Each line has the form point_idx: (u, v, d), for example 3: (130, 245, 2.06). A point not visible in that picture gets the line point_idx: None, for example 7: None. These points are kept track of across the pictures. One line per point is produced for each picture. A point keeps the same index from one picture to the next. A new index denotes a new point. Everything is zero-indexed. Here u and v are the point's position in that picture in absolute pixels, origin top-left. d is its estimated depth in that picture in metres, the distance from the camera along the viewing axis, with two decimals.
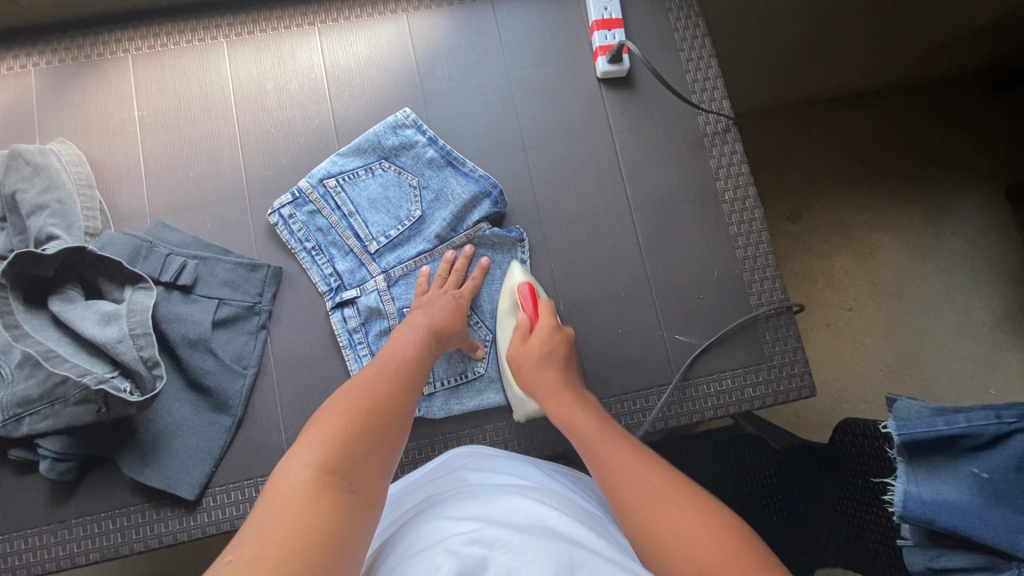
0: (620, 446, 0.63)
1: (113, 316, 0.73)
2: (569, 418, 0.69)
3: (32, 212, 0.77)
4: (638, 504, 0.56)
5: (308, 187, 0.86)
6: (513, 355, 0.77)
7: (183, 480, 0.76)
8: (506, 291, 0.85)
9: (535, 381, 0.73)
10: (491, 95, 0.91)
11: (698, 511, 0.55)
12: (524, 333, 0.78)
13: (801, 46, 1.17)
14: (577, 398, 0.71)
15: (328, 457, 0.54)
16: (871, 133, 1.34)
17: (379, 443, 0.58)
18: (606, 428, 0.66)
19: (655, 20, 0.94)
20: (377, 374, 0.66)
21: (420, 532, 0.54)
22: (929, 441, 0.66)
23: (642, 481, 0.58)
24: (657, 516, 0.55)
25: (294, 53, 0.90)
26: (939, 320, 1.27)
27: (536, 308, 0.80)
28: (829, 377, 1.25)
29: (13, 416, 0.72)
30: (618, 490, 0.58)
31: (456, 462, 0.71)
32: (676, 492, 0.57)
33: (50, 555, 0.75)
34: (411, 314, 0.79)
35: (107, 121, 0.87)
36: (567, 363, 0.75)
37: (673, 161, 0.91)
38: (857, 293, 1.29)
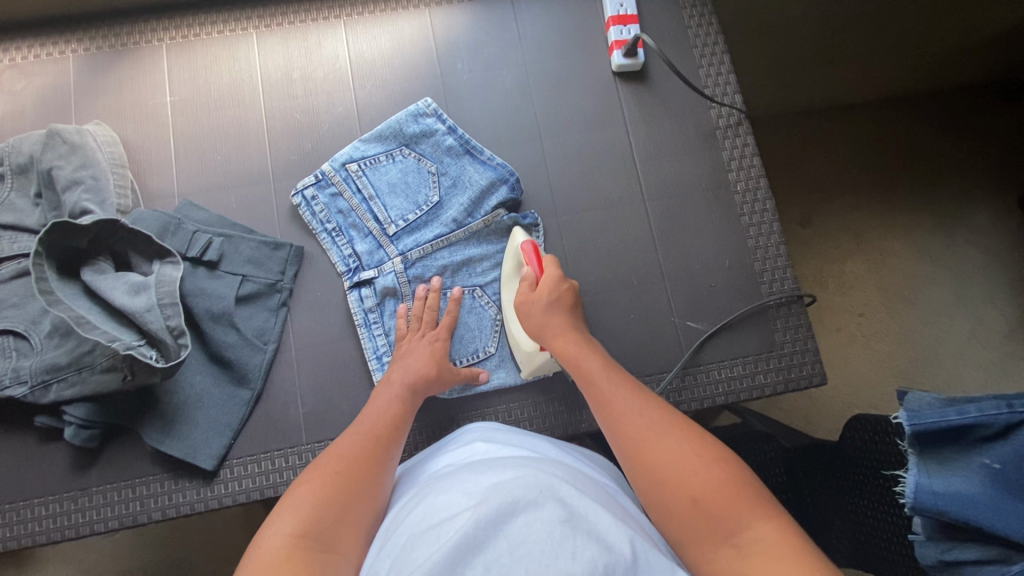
0: (624, 388, 0.66)
1: (142, 286, 0.76)
2: (576, 356, 0.72)
3: (68, 188, 0.80)
4: (644, 445, 0.59)
5: (331, 171, 0.89)
6: (520, 303, 0.78)
7: (202, 451, 0.78)
8: (512, 252, 0.85)
9: (542, 327, 0.76)
10: (509, 87, 0.94)
11: (704, 449, 0.57)
12: (530, 284, 0.79)
13: (813, 50, 1.20)
14: (585, 341, 0.74)
15: (302, 521, 0.54)
16: (881, 137, 1.35)
17: (356, 501, 0.58)
18: (610, 370, 0.69)
19: (670, 17, 0.97)
20: (359, 434, 0.66)
21: (432, 494, 0.54)
22: (941, 431, 0.66)
23: (647, 426, 0.60)
24: (663, 459, 0.57)
25: (320, 44, 0.94)
26: (950, 323, 1.28)
27: (541, 262, 0.80)
28: (839, 377, 1.25)
29: (42, 382, 0.75)
30: (624, 432, 0.61)
31: (466, 436, 0.72)
32: (682, 434, 0.59)
33: (71, 521, 0.77)
34: (391, 366, 0.77)
35: (140, 106, 0.90)
36: (573, 309, 0.77)
37: (685, 153, 0.93)
38: (868, 298, 1.29)
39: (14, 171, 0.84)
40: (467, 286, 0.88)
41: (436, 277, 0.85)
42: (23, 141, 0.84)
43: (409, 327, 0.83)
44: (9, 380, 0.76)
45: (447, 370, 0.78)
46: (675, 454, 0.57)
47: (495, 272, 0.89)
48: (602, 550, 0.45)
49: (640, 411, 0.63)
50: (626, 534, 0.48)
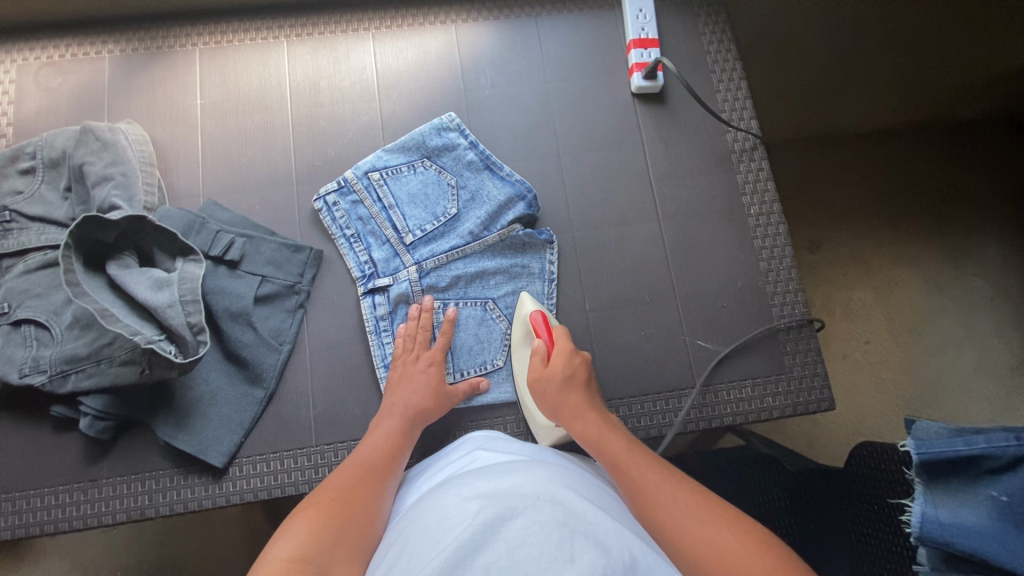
0: (652, 468, 0.65)
1: (165, 282, 0.77)
2: (598, 439, 0.70)
3: (98, 183, 0.82)
4: (685, 533, 0.56)
5: (353, 178, 0.90)
6: (535, 379, 0.77)
7: (213, 447, 0.79)
8: (518, 320, 0.86)
9: (559, 405, 0.74)
10: (530, 103, 0.96)
11: (746, 534, 0.56)
12: (542, 358, 0.78)
13: (827, 77, 1.23)
14: (604, 421, 0.72)
15: (300, 545, 0.53)
16: (893, 167, 1.37)
17: (354, 527, 0.57)
18: (634, 451, 0.68)
19: (690, 42, 1.00)
20: (358, 467, 0.67)
21: (433, 500, 0.55)
22: (948, 461, 0.66)
23: (683, 513, 0.58)
24: (707, 548, 0.55)
25: (348, 54, 0.96)
26: (957, 355, 1.28)
27: (551, 333, 0.80)
28: (844, 406, 1.25)
29: (61, 372, 0.76)
30: (662, 519, 0.58)
31: (466, 445, 0.72)
32: (719, 520, 0.57)
33: (79, 512, 0.78)
34: (388, 398, 0.78)
35: (171, 107, 0.93)
36: (588, 384, 0.77)
37: (701, 175, 0.95)
38: (875, 327, 1.30)
39: (45, 165, 0.86)
40: (479, 298, 0.89)
41: (428, 297, 0.86)
42: (56, 136, 0.87)
43: (412, 345, 0.83)
44: (28, 368, 0.77)
45: (444, 398, 0.79)
46: (719, 541, 0.55)
47: (507, 285, 0.90)
48: (600, 554, 0.45)
49: (674, 495, 0.61)
50: (624, 539, 0.48)
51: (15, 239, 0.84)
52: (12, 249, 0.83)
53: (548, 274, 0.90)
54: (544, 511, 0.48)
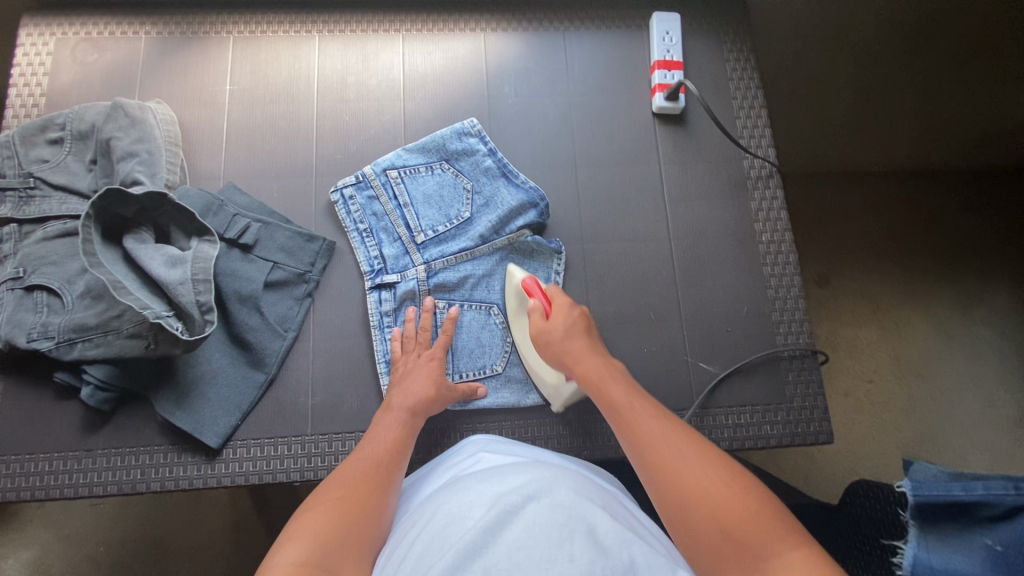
0: (647, 409, 0.66)
1: (179, 260, 0.78)
2: (598, 381, 0.72)
3: (123, 158, 0.84)
4: (668, 467, 0.58)
5: (371, 174, 0.92)
6: (538, 335, 0.78)
7: (209, 427, 0.79)
8: (512, 291, 0.87)
9: (563, 354, 0.76)
10: (551, 114, 0.97)
11: (734, 479, 0.56)
12: (542, 316, 0.80)
13: (847, 112, 1.24)
14: (606, 365, 0.74)
15: (305, 547, 0.52)
16: (907, 209, 1.37)
17: (358, 524, 0.57)
18: (634, 394, 0.69)
19: (714, 67, 1.01)
20: (363, 461, 0.66)
21: (436, 504, 0.55)
22: (944, 505, 0.66)
23: (676, 453, 0.60)
24: (688, 484, 0.56)
25: (377, 54, 0.98)
26: (961, 402, 1.27)
27: (546, 293, 0.81)
28: (842, 443, 1.24)
29: (68, 339, 0.77)
30: (652, 457, 0.60)
31: (468, 448, 0.73)
32: (705, 459, 0.59)
33: (71, 481, 0.78)
34: (391, 392, 0.78)
35: (201, 91, 0.95)
36: (589, 333, 0.78)
37: (715, 199, 0.95)
38: (879, 366, 1.29)
39: (73, 137, 0.88)
40: (483, 302, 0.90)
41: (429, 298, 0.86)
42: (86, 110, 0.89)
43: (411, 345, 0.83)
44: (37, 334, 0.78)
45: (445, 391, 0.79)
46: (705, 482, 0.56)
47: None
48: (599, 554, 0.45)
49: (668, 437, 0.62)
50: (624, 535, 0.48)
51: (38, 207, 0.85)
52: (33, 216, 0.85)
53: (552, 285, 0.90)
54: (544, 511, 0.48)
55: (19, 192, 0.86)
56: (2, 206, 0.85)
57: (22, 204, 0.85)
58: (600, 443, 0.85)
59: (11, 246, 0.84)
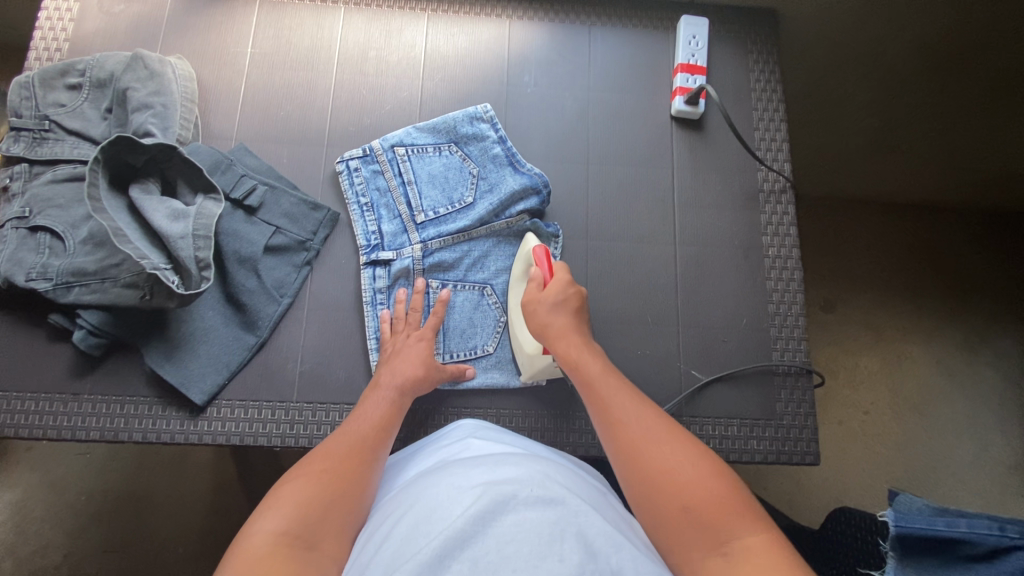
0: (621, 392, 0.68)
1: (182, 214, 0.78)
2: (577, 360, 0.73)
3: (138, 109, 0.84)
4: (641, 452, 0.60)
5: (379, 149, 0.91)
6: (528, 302, 0.79)
7: (196, 384, 0.80)
8: (522, 256, 0.85)
9: (544, 327, 0.76)
10: (569, 107, 0.97)
11: (704, 464, 0.58)
12: (539, 285, 0.79)
13: (868, 138, 1.22)
14: (587, 344, 0.74)
15: (287, 519, 0.53)
16: (919, 241, 1.35)
17: (344, 501, 0.57)
18: (610, 375, 0.71)
19: (737, 76, 1.00)
20: (353, 437, 0.66)
21: (420, 491, 0.55)
22: (925, 539, 0.65)
23: (648, 438, 0.61)
24: (659, 470, 0.57)
25: (401, 31, 0.98)
26: (954, 442, 1.25)
27: (552, 266, 0.80)
28: (831, 471, 1.23)
29: (66, 283, 0.78)
30: (621, 439, 0.62)
31: (458, 432, 0.73)
32: (677, 444, 0.60)
33: (55, 423, 0.79)
34: (380, 370, 0.78)
35: (222, 50, 0.95)
36: (578, 314, 0.78)
37: (725, 209, 0.94)
38: (876, 398, 1.27)
39: (92, 84, 0.89)
40: (478, 282, 0.90)
41: (420, 280, 0.86)
42: (107, 59, 0.89)
43: (399, 326, 0.83)
44: (35, 273, 0.78)
45: (434, 371, 0.78)
46: (670, 467, 0.58)
47: (506, 275, 0.90)
48: (589, 554, 0.45)
49: (641, 421, 0.63)
50: (615, 538, 0.48)
51: (50, 149, 0.86)
52: (44, 158, 0.86)
53: None
54: (536, 509, 0.48)
55: (34, 133, 0.86)
56: (16, 146, 0.86)
57: (36, 145, 0.86)
58: (584, 441, 0.85)
59: (20, 185, 0.85)
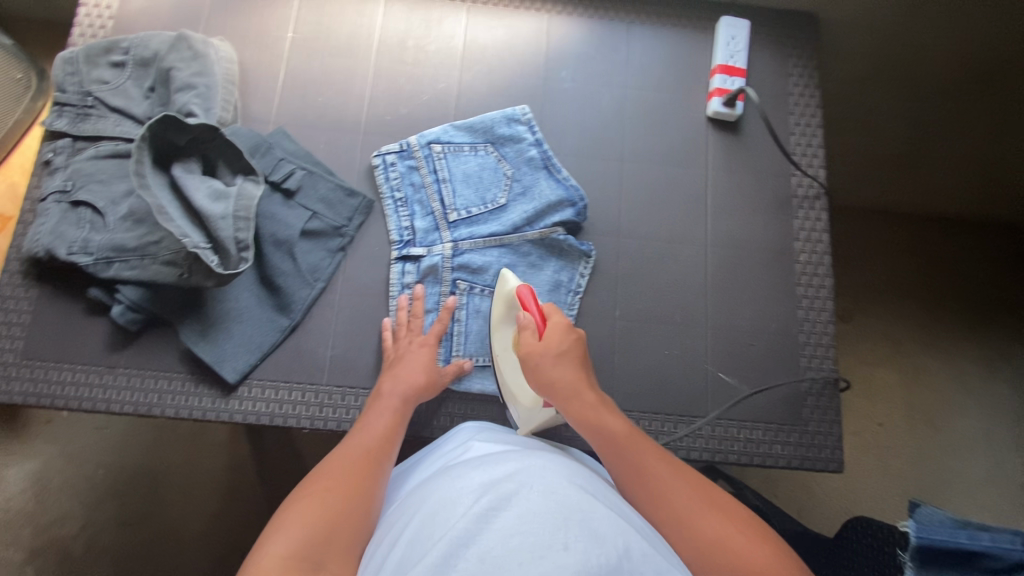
0: (651, 451, 0.65)
1: (223, 195, 0.79)
2: (597, 421, 0.69)
3: (182, 89, 0.85)
4: (687, 522, 0.57)
5: (416, 145, 0.92)
6: (528, 356, 0.75)
7: (229, 363, 0.81)
8: (501, 296, 0.84)
9: (555, 384, 0.72)
10: (605, 104, 0.97)
11: (746, 528, 0.56)
12: (535, 334, 0.77)
13: (895, 150, 1.21)
14: (599, 401, 0.72)
15: (295, 538, 0.53)
16: (946, 254, 1.33)
17: (349, 514, 0.58)
18: (634, 434, 0.68)
19: (776, 79, 0.99)
20: (356, 448, 0.67)
21: (421, 501, 0.56)
22: (947, 551, 0.64)
23: (688, 504, 0.59)
24: (711, 541, 0.55)
25: (440, 21, 0.98)
26: (968, 458, 1.24)
27: (541, 309, 0.78)
28: (841, 481, 1.23)
29: (106, 258, 0.79)
30: (662, 507, 0.59)
31: (461, 435, 0.74)
32: (720, 510, 0.58)
33: (90, 395, 0.81)
34: (381, 380, 0.79)
35: (263, 34, 0.96)
36: (584, 363, 0.75)
37: (756, 213, 0.94)
38: (891, 411, 1.27)
39: (135, 62, 0.89)
40: None
41: (419, 287, 0.86)
42: (151, 38, 0.90)
43: (401, 335, 0.84)
44: (77, 248, 0.80)
45: (435, 377, 0.80)
46: (724, 538, 0.55)
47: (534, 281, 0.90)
48: (596, 540, 0.46)
49: (680, 487, 0.60)
50: (619, 525, 0.50)
51: (92, 125, 0.87)
52: (87, 133, 0.87)
53: (576, 288, 0.89)
54: (537, 502, 0.49)
55: (77, 108, 0.88)
56: (60, 120, 0.87)
57: (79, 120, 0.88)
58: None
59: (62, 160, 0.87)
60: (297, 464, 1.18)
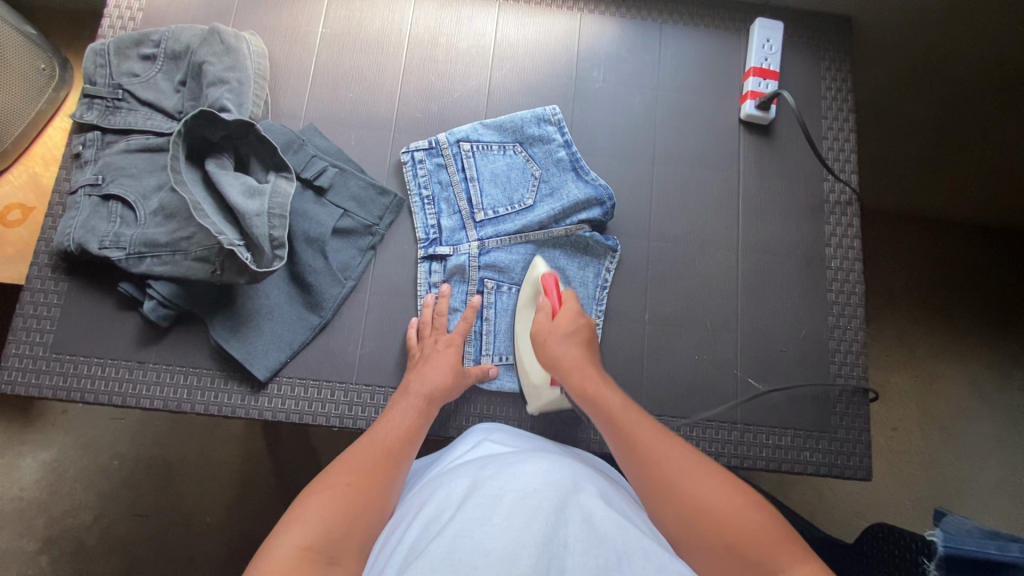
0: (644, 424, 0.66)
1: (257, 191, 0.79)
2: (593, 394, 0.70)
3: (214, 84, 0.84)
4: (677, 487, 0.59)
5: (445, 142, 0.91)
6: (540, 334, 0.78)
7: (260, 360, 0.81)
8: (530, 281, 0.86)
9: (558, 360, 0.74)
10: (636, 105, 0.96)
11: (735, 492, 0.58)
12: (549, 315, 0.79)
13: (920, 157, 1.20)
14: (600, 376, 0.73)
15: (312, 533, 0.53)
16: (970, 261, 1.32)
17: (367, 514, 0.58)
18: (629, 408, 0.68)
19: (809, 83, 0.98)
20: (375, 445, 0.66)
21: (428, 497, 0.57)
22: (973, 560, 0.65)
23: (678, 470, 0.60)
24: (698, 504, 0.57)
25: (471, 19, 0.97)
26: (982, 465, 1.24)
27: (560, 295, 0.80)
28: (855, 486, 1.22)
29: (138, 253, 0.79)
30: (653, 473, 0.60)
31: (472, 436, 0.74)
32: (709, 477, 0.59)
33: (120, 390, 0.80)
34: (409, 375, 0.78)
35: (294, 29, 0.95)
36: (590, 344, 0.76)
37: (786, 218, 0.93)
38: (905, 416, 1.26)
39: (166, 56, 0.89)
40: None
41: (447, 285, 0.86)
42: (182, 31, 0.89)
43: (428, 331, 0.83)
44: (109, 242, 0.79)
45: (461, 378, 0.79)
46: (710, 501, 0.57)
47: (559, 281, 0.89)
48: (597, 542, 0.48)
49: (671, 455, 0.62)
50: (621, 525, 0.50)
51: (123, 118, 0.87)
52: (118, 127, 0.86)
53: (601, 282, 0.89)
54: (540, 499, 0.51)
55: (107, 101, 0.87)
56: (90, 113, 0.87)
57: (109, 113, 0.87)
58: None
59: (92, 153, 0.86)
60: (312, 460, 1.18)
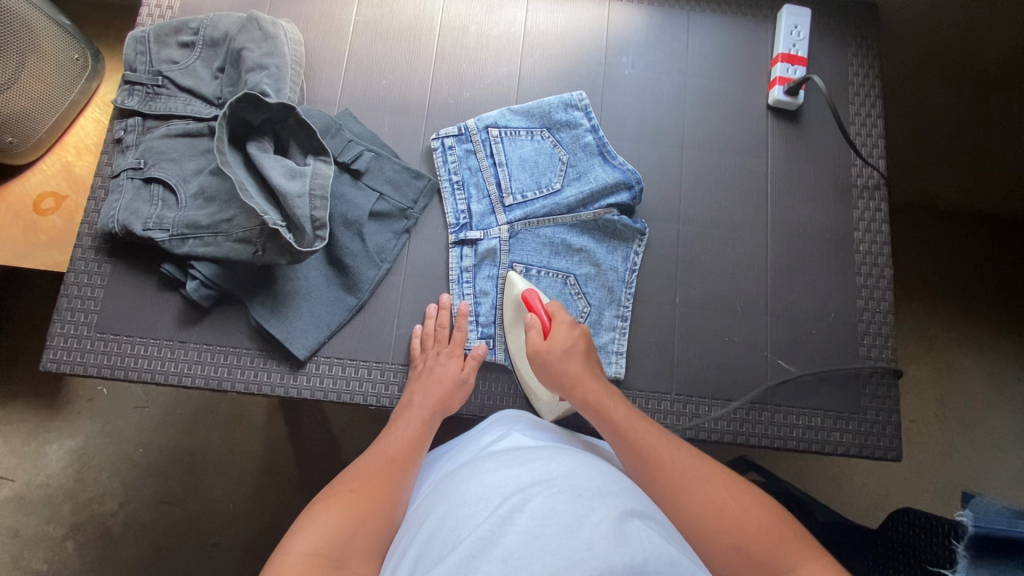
0: (649, 430, 0.68)
1: (298, 173, 0.80)
2: (600, 403, 0.72)
3: (254, 70, 0.86)
4: (685, 490, 0.61)
5: (473, 128, 0.92)
6: (535, 353, 0.76)
7: (299, 339, 0.82)
8: (512, 302, 0.86)
9: (563, 377, 0.75)
10: (664, 91, 0.97)
11: (745, 495, 0.61)
12: (541, 332, 0.78)
13: (940, 148, 1.20)
14: (603, 388, 0.74)
15: (320, 537, 0.54)
16: (994, 250, 1.31)
17: (376, 519, 0.58)
18: (633, 416, 0.70)
19: (836, 70, 0.99)
20: (381, 457, 0.68)
21: (452, 494, 0.57)
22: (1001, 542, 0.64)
23: (683, 474, 0.62)
24: (704, 503, 0.59)
25: (501, 7, 0.98)
26: (1002, 455, 1.24)
27: (546, 309, 0.81)
28: (872, 476, 1.22)
29: (181, 234, 0.81)
30: (660, 477, 0.62)
31: (497, 426, 0.74)
32: (719, 481, 0.62)
33: (162, 368, 0.82)
34: (412, 389, 0.79)
35: (329, 17, 0.96)
36: (590, 356, 0.77)
37: (813, 203, 0.94)
38: (922, 408, 1.27)
39: (205, 43, 0.90)
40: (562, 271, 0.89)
41: (444, 295, 0.87)
42: (220, 19, 0.91)
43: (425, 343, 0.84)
44: (151, 224, 0.81)
45: (464, 387, 0.81)
46: (717, 502, 0.59)
47: (588, 266, 0.90)
48: (617, 541, 0.47)
49: (680, 460, 0.64)
50: (641, 531, 0.50)
51: (163, 104, 0.89)
52: (158, 112, 0.88)
53: (631, 264, 0.90)
54: (563, 504, 0.50)
55: (147, 87, 0.89)
56: (130, 99, 0.88)
57: (149, 99, 0.89)
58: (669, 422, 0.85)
59: (133, 138, 0.88)
60: (335, 447, 1.20)
